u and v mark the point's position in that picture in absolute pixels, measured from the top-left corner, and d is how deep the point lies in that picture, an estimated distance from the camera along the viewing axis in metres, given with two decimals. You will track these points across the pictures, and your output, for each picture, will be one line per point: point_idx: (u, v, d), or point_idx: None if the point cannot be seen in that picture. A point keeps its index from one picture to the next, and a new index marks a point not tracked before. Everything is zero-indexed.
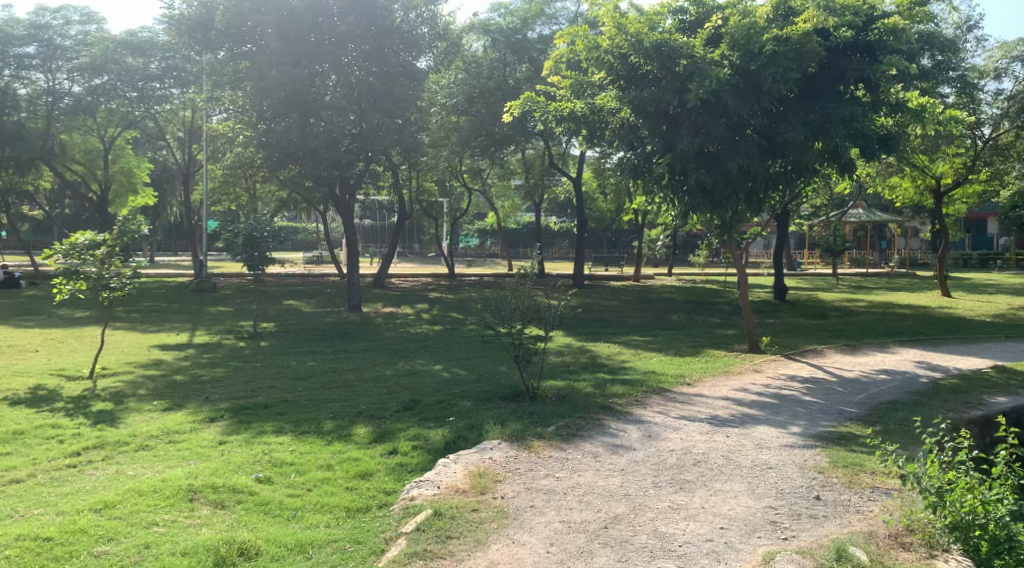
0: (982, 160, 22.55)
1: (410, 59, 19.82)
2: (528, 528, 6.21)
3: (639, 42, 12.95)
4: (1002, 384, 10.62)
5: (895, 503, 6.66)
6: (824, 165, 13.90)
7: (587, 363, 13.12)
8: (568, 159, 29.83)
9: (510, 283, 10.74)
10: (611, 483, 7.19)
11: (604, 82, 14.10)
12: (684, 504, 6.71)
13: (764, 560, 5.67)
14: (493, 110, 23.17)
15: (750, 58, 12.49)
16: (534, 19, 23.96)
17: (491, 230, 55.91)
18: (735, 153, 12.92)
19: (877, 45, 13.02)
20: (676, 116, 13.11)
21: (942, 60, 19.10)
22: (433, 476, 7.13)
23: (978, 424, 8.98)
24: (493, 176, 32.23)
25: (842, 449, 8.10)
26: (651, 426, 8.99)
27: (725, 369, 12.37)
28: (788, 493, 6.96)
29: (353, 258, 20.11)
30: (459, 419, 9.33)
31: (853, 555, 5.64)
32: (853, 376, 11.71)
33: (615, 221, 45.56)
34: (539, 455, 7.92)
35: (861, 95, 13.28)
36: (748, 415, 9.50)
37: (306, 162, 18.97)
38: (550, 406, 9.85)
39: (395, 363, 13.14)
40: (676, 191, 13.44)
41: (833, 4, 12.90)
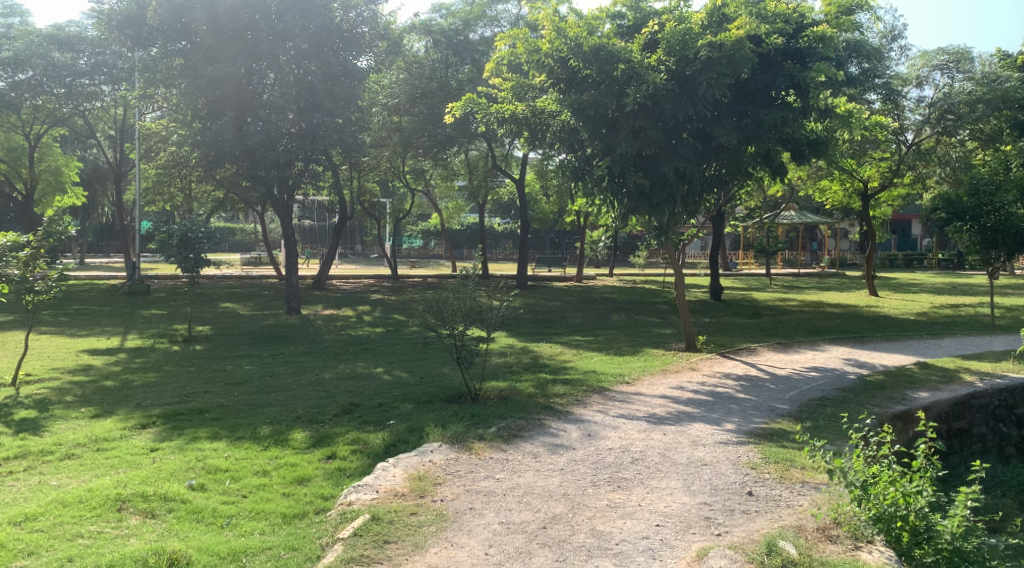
0: (906, 165, 23.34)
1: (350, 58, 19.55)
2: (467, 530, 6.23)
3: (578, 46, 13.04)
4: (924, 380, 11.08)
5: (823, 498, 6.88)
6: (757, 168, 14.22)
7: (528, 363, 13.17)
8: (510, 160, 29.92)
9: (451, 284, 10.72)
10: (550, 483, 7.26)
11: (544, 86, 14.23)
12: (622, 502, 6.81)
13: (697, 556, 5.80)
14: (435, 111, 23.05)
15: (685, 63, 12.85)
16: (475, 20, 23.85)
17: (434, 231, 55.70)
18: (671, 156, 13.23)
19: (807, 52, 13.46)
20: (615, 120, 13.29)
21: (869, 67, 19.80)
22: (372, 481, 7.10)
23: (901, 419, 9.33)
24: (435, 178, 32.06)
25: (774, 445, 8.33)
26: (590, 426, 9.10)
27: (663, 368, 12.59)
28: (722, 489, 7.13)
29: (292, 260, 19.80)
30: (399, 422, 9.29)
31: (783, 549, 5.80)
32: (785, 374, 12.05)
33: (557, 222, 45.86)
34: (479, 456, 7.94)
35: (791, 100, 13.51)
36: (684, 413, 9.68)
37: (242, 163, 18.78)
38: (491, 407, 9.89)
39: (334, 366, 13.01)
40: (615, 193, 13.65)
41: (765, 13, 13.31)
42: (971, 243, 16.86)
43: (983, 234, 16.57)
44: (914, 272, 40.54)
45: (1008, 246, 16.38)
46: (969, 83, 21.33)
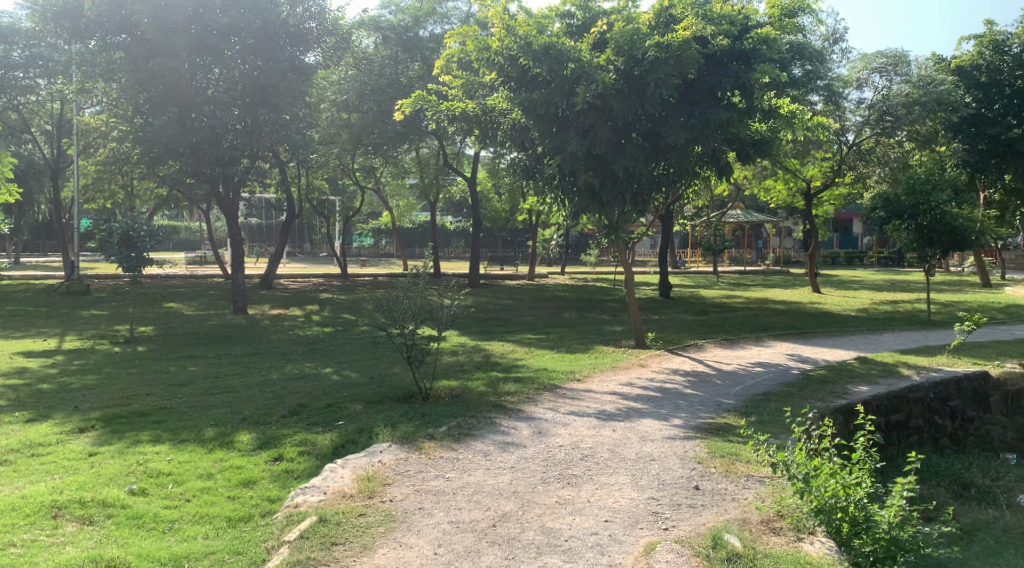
0: (847, 165, 24.02)
1: (298, 54, 19.27)
2: (416, 530, 6.20)
3: (527, 44, 13.04)
4: (864, 374, 11.40)
5: (767, 490, 7.02)
6: (703, 167, 14.50)
7: (480, 362, 13.18)
8: (462, 159, 29.85)
9: (402, 283, 10.63)
10: (500, 481, 7.26)
11: (494, 84, 14.21)
12: (571, 499, 6.85)
13: (645, 550, 5.87)
14: (384, 108, 22.88)
15: (633, 63, 12.97)
16: (425, 17, 23.67)
17: (385, 230, 55.25)
18: (621, 156, 13.36)
19: (751, 54, 13.68)
20: (565, 119, 13.36)
21: (811, 69, 20.34)
22: (320, 482, 7.01)
23: (842, 413, 9.57)
24: (386, 176, 31.78)
25: (720, 440, 8.47)
26: (541, 423, 9.14)
27: (613, 365, 12.71)
28: (669, 484, 7.22)
29: (239, 258, 19.46)
30: (348, 422, 9.20)
31: (728, 542, 5.92)
32: (731, 369, 12.26)
33: (509, 221, 45.89)
34: (429, 456, 7.91)
35: (737, 101, 13.74)
36: (633, 409, 9.77)
37: (187, 159, 18.45)
38: (441, 406, 9.85)
39: (281, 366, 12.81)
40: (566, 192, 13.82)
41: (710, 15, 13.44)
42: (908, 242, 17.29)
43: (919, 233, 17.03)
44: (855, 270, 41.62)
45: (941, 244, 16.95)
46: (907, 86, 22.12)
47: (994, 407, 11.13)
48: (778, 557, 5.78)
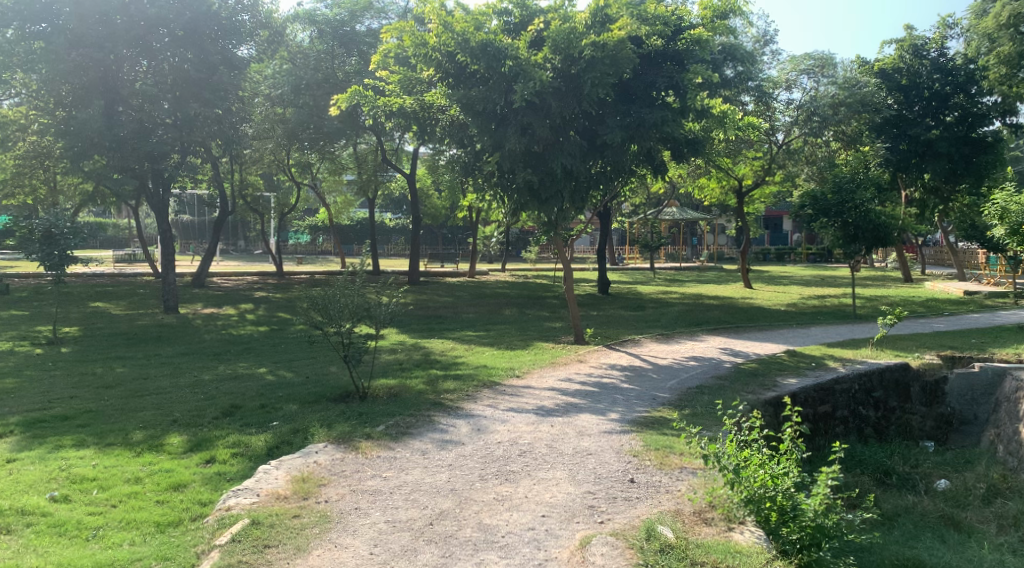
0: (777, 163, 24.56)
1: (229, 47, 18.83)
2: (352, 530, 6.15)
3: (465, 41, 13.02)
4: (793, 366, 11.78)
5: (699, 482, 7.19)
6: (639, 166, 14.71)
7: (418, 360, 13.11)
8: (400, 155, 29.68)
9: (338, 280, 10.50)
10: (438, 479, 7.25)
11: (432, 79, 14.08)
12: (508, 495, 6.89)
13: (580, 544, 5.95)
14: (320, 103, 22.54)
15: (570, 61, 13.05)
16: (362, 11, 23.35)
17: (321, 227, 54.43)
18: (559, 153, 13.42)
19: (685, 54, 14.14)
20: (503, 116, 13.37)
21: (742, 70, 21.02)
22: (253, 484, 6.90)
23: (771, 405, 9.85)
24: (322, 172, 31.30)
25: (655, 433, 8.62)
26: (480, 420, 9.16)
27: (551, 360, 12.80)
28: (605, 477, 7.32)
29: (169, 255, 18.93)
30: (282, 423, 9.05)
31: (661, 533, 6.03)
32: (666, 364, 12.48)
33: (449, 218, 45.75)
34: (366, 455, 7.84)
35: (671, 100, 14.08)
36: (571, 405, 9.87)
37: (112, 155, 17.50)
38: (379, 405, 9.78)
39: (213, 367, 12.52)
40: (505, 188, 13.86)
41: (644, 14, 13.77)
42: (833, 240, 17.78)
43: (844, 231, 17.57)
44: (785, 265, 42.79)
45: (865, 240, 17.53)
46: (833, 87, 22.66)
47: (914, 397, 11.53)
48: (710, 547, 5.93)
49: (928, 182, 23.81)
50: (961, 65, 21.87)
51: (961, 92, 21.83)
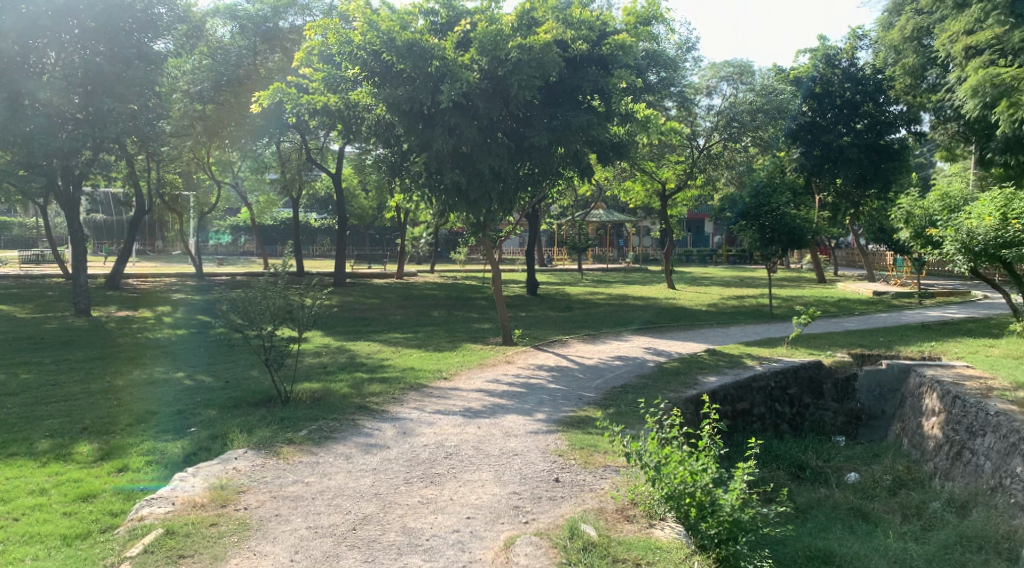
0: (698, 167, 24.91)
1: (145, 41, 18.19)
2: (272, 537, 6.02)
3: (391, 39, 12.92)
4: (713, 365, 12.08)
5: (621, 479, 7.32)
6: (567, 169, 14.83)
7: (344, 363, 12.93)
8: (325, 154, 29.19)
9: (259, 282, 10.27)
10: (362, 483, 7.16)
11: (357, 78, 13.88)
12: (434, 498, 6.85)
13: (505, 544, 5.98)
14: (241, 99, 22.12)
15: (497, 63, 13.07)
16: (285, 8, 22.76)
17: (243, 227, 53.16)
18: (487, 155, 13.39)
19: (610, 59, 14.40)
20: (430, 116, 13.31)
21: (666, 76, 21.46)
22: (168, 492, 6.69)
23: (692, 403, 10.10)
24: (244, 171, 30.57)
25: (580, 432, 8.72)
26: (405, 423, 9.09)
27: (479, 361, 12.82)
28: (531, 477, 7.37)
29: (80, 255, 18.16)
30: (201, 429, 8.79)
31: (584, 532, 6.10)
32: (592, 363, 12.64)
33: (376, 219, 45.26)
34: (287, 461, 7.70)
35: (596, 104, 14.31)
36: (498, 405, 9.89)
37: (19, 150, 16.77)
38: (302, 409, 9.61)
39: (127, 372, 12.08)
40: (433, 189, 13.72)
41: (570, 19, 13.92)
42: (752, 241, 18.29)
43: (762, 233, 18.09)
44: (708, 267, 43.88)
45: (781, 242, 18.04)
46: (751, 94, 23.04)
47: (826, 394, 11.94)
48: (631, 544, 6.01)
49: (841, 186, 24.99)
50: (870, 76, 23.38)
51: (871, 101, 23.34)
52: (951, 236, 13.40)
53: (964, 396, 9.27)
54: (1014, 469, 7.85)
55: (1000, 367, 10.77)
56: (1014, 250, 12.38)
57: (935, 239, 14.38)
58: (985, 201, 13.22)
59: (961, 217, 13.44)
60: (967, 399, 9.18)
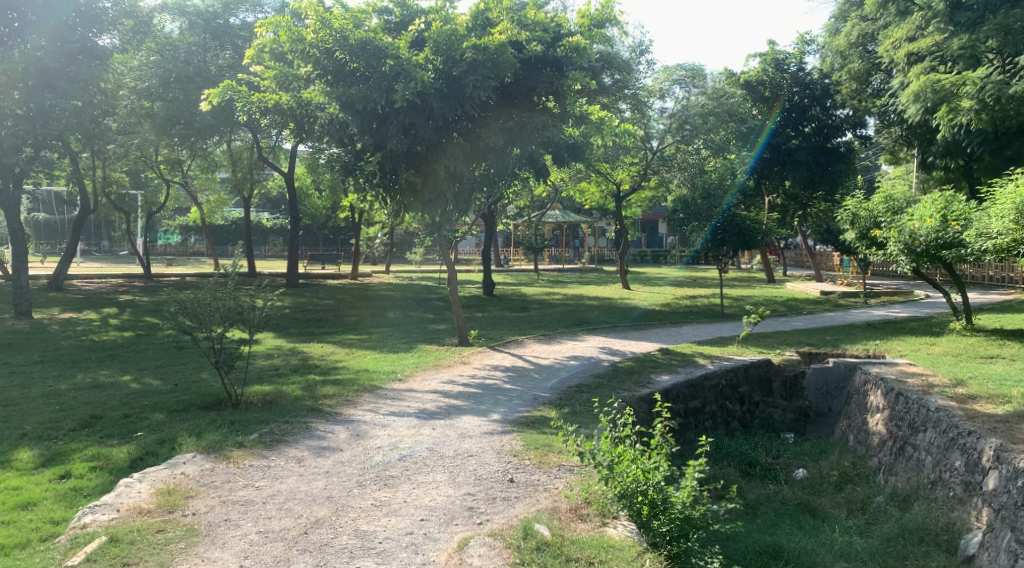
0: (652, 169, 25.16)
1: (90, 36, 17.74)
2: (221, 543, 5.91)
3: (344, 38, 12.80)
4: (666, 364, 12.22)
5: (575, 478, 7.35)
6: (522, 169, 14.91)
7: (297, 364, 12.79)
8: (278, 153, 28.74)
9: (208, 283, 10.08)
10: (314, 486, 7.08)
11: (309, 76, 13.66)
12: (387, 500, 6.81)
13: (458, 546, 5.96)
14: (190, 97, 21.40)
15: (451, 63, 13.08)
16: (237, 4, 22.64)
17: (193, 227, 52.20)
18: (442, 155, 13.37)
19: (564, 60, 14.49)
20: (385, 115, 13.13)
21: (620, 78, 21.52)
22: (113, 499, 6.53)
23: (645, 402, 10.19)
24: (193, 170, 30.03)
25: (535, 432, 8.74)
26: (359, 425, 9.00)
27: (435, 362, 12.79)
28: (486, 478, 7.36)
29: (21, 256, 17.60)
30: (148, 433, 8.59)
31: (537, 532, 6.12)
32: (547, 363, 12.70)
33: (330, 219, 44.87)
34: (237, 464, 7.57)
35: (551, 105, 14.41)
36: (453, 407, 9.87)
37: None
38: (254, 412, 9.47)
39: (71, 376, 11.74)
40: (388, 188, 13.66)
41: (525, 20, 14.00)
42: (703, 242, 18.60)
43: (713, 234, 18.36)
44: (661, 267, 44.45)
45: (732, 243, 18.07)
46: (703, 97, 23.33)
47: (775, 391, 12.15)
48: (584, 543, 6.04)
49: (789, 188, 25.82)
50: (817, 80, 23.97)
51: (817, 104, 23.98)
52: (894, 237, 13.69)
53: (906, 392, 9.51)
54: (952, 464, 7.99)
55: (941, 364, 11.10)
56: (955, 250, 12.98)
57: (880, 240, 14.70)
58: (927, 202, 13.63)
59: (903, 219, 13.82)
60: (909, 395, 9.41)
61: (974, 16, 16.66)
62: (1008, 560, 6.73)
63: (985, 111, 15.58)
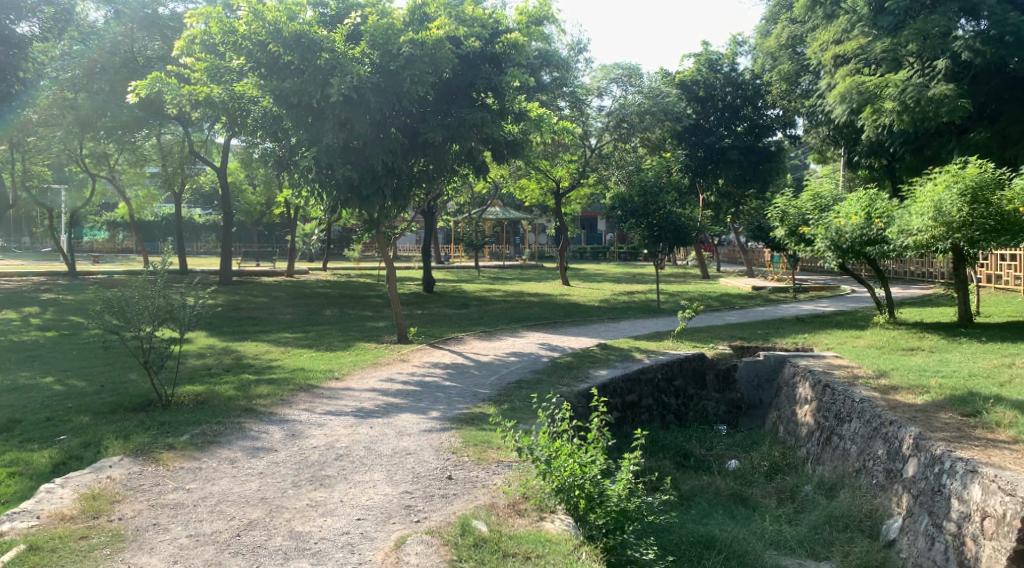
0: (591, 167, 25.10)
1: (8, 23, 17.01)
2: (148, 548, 5.75)
3: (277, 30, 12.56)
4: (604, 359, 12.36)
5: (514, 474, 7.36)
6: (462, 165, 14.88)
7: (230, 364, 12.49)
8: (210, 148, 27.99)
9: (136, 280, 9.78)
10: (248, 488, 6.94)
11: (242, 69, 13.44)
12: (323, 500, 6.72)
13: (395, 544, 5.91)
14: (117, 89, 20.92)
15: (388, 57, 12.92)
16: None
17: (121, 223, 50.51)
18: (379, 150, 13.14)
19: (502, 57, 14.63)
20: (320, 110, 12.87)
21: (559, 76, 21.97)
22: (34, 506, 6.29)
23: (583, 396, 10.29)
24: (121, 165, 29.07)
25: (473, 429, 8.73)
26: (295, 425, 8.86)
27: (373, 360, 12.66)
28: (424, 476, 7.32)
29: None
30: (72, 437, 8.29)
31: (475, 528, 6.11)
32: (487, 360, 12.72)
33: (265, 215, 44.00)
34: (167, 467, 7.37)
35: (490, 102, 14.50)
36: (392, 405, 9.78)
37: None
38: (185, 413, 9.22)
39: None
40: (324, 184, 13.06)
41: (463, 17, 14.14)
42: (640, 238, 18.86)
43: (650, 231, 18.66)
44: (600, 264, 44.92)
45: (668, 240, 18.64)
46: (640, 96, 23.34)
47: (709, 384, 12.40)
48: (521, 538, 6.07)
49: (722, 186, 26.64)
50: (749, 81, 25.12)
51: (749, 104, 25.15)
52: (821, 234, 14.09)
53: (832, 384, 9.82)
54: (875, 452, 8.27)
55: (865, 356, 11.49)
56: (878, 246, 13.47)
57: (808, 236, 15.14)
58: (852, 200, 14.10)
59: (830, 216, 14.24)
60: (836, 387, 9.73)
61: (896, 21, 17.29)
62: (926, 544, 7.00)
63: (907, 113, 16.30)
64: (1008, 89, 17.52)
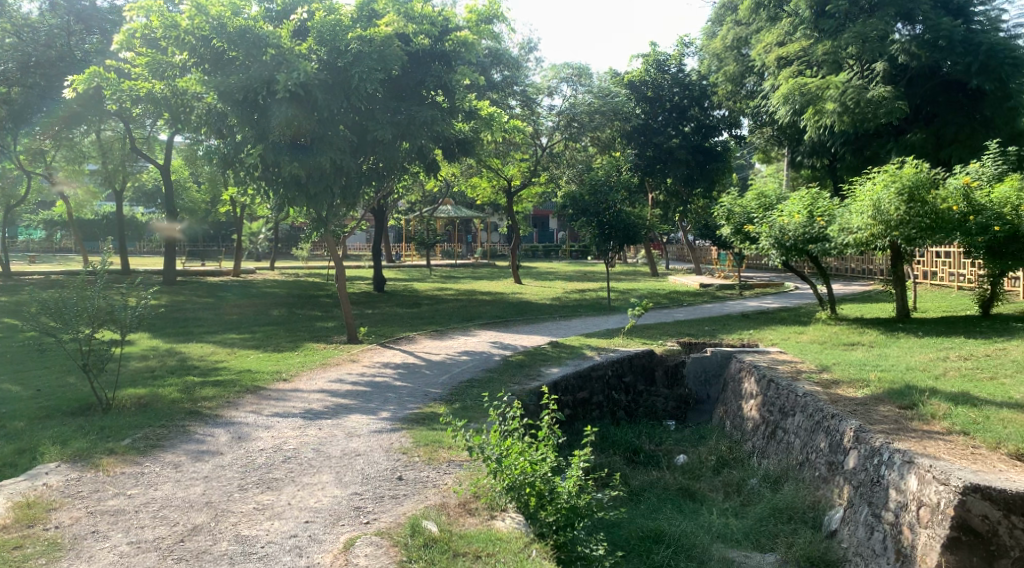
0: (542, 166, 25.21)
1: None
2: (87, 556, 5.59)
3: (221, 25, 12.33)
4: (555, 356, 12.42)
5: (464, 473, 7.34)
6: (412, 164, 14.79)
7: (174, 366, 12.20)
8: (154, 145, 27.28)
9: (75, 281, 9.48)
10: (192, 492, 6.79)
11: (185, 65, 13.15)
12: (270, 503, 6.61)
13: (344, 547, 5.85)
14: (53, 84, 20.20)
15: (336, 54, 12.80)
16: None
17: (59, 222, 49.03)
18: (328, 147, 12.93)
19: (452, 55, 14.59)
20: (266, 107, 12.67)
21: (509, 75, 22.32)
22: None
23: (534, 394, 10.31)
24: (58, 162, 28.17)
25: (424, 429, 8.68)
26: (241, 427, 8.70)
27: (322, 361, 12.49)
28: (373, 477, 7.25)
29: None
30: (5, 444, 7.99)
31: (425, 529, 6.06)
32: (438, 359, 12.67)
33: (211, 214, 43.11)
34: (107, 472, 7.17)
35: (440, 100, 14.48)
36: (341, 406, 9.68)
37: None
38: (126, 417, 8.97)
39: None
40: (270, 182, 13.11)
41: (412, 14, 14.07)
42: (591, 236, 18.98)
43: (600, 229, 18.79)
44: (551, 262, 45.08)
45: (618, 238, 18.77)
46: (589, 96, 23.44)
47: (658, 380, 12.55)
48: (471, 537, 6.06)
49: (671, 185, 26.97)
50: (696, 81, 25.51)
51: (696, 105, 25.54)
52: (766, 232, 14.35)
53: (776, 379, 10.02)
54: (818, 445, 8.46)
55: (808, 352, 11.76)
56: (820, 244, 13.77)
57: (753, 235, 15.44)
58: (795, 200, 14.41)
59: (774, 215, 14.52)
60: (780, 382, 9.91)
61: (836, 24, 17.81)
62: (866, 533, 7.18)
63: (847, 113, 16.70)
64: (942, 92, 18.10)
